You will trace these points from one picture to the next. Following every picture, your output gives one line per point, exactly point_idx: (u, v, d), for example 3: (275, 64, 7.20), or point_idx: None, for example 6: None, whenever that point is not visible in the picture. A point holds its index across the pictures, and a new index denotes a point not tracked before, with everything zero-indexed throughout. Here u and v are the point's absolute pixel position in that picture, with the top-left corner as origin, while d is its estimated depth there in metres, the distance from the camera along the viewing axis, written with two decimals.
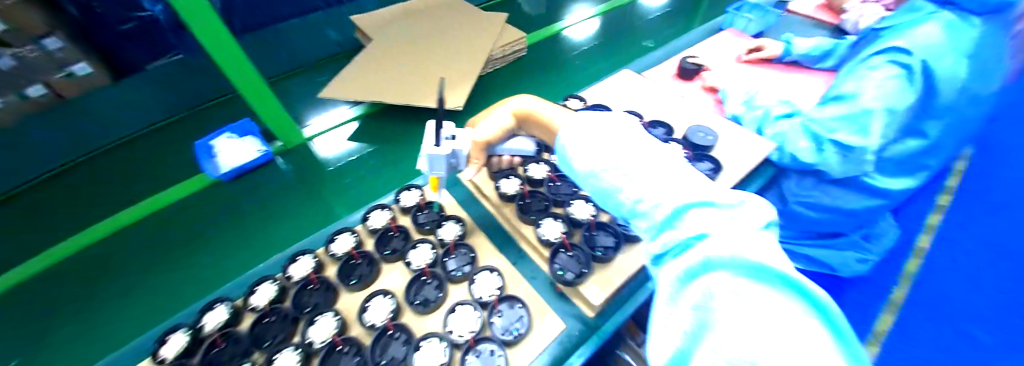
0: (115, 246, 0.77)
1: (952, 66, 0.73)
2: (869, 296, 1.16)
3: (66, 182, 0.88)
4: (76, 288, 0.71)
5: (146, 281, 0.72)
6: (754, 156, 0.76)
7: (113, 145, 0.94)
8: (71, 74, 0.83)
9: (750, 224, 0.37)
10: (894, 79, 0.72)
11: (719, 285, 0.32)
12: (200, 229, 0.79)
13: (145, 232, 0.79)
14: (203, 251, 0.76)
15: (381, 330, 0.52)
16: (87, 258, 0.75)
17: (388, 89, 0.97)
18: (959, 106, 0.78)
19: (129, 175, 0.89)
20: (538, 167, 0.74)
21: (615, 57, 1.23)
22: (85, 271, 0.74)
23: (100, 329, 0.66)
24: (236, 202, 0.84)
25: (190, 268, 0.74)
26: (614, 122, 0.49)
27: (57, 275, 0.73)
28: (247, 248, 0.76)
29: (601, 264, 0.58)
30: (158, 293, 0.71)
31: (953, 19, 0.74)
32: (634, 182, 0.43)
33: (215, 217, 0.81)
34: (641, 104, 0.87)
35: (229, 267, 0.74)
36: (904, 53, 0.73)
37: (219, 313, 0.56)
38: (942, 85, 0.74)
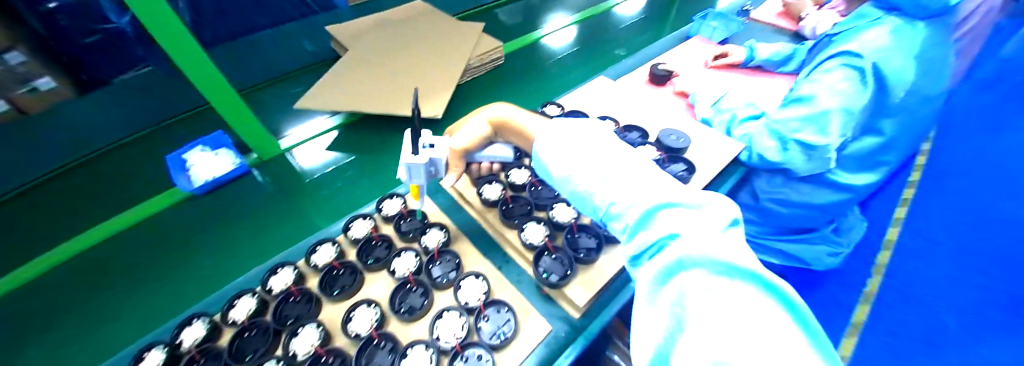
0: (79, 267, 0.73)
1: (900, 67, 0.78)
2: (843, 291, 1.28)
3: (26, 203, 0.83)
4: (37, 313, 0.67)
5: (116, 302, 0.69)
6: (724, 158, 0.80)
7: (76, 162, 0.90)
8: (33, 89, 0.81)
9: (718, 221, 0.39)
10: (847, 81, 0.77)
11: (691, 282, 0.34)
12: (174, 244, 0.77)
13: (111, 250, 0.75)
14: (177, 266, 0.73)
15: (366, 340, 0.52)
16: (48, 281, 0.71)
17: (370, 99, 0.97)
18: (909, 104, 0.84)
19: (95, 192, 0.85)
20: (519, 173, 0.75)
21: (591, 64, 1.27)
22: (47, 295, 0.69)
23: (65, 354, 0.63)
24: (212, 217, 0.81)
25: (164, 286, 0.71)
26: (587, 129, 0.51)
27: (15, 302, 0.69)
28: (224, 261, 0.74)
29: (584, 266, 0.60)
30: (129, 312, 0.68)
31: (899, 24, 0.79)
32: (607, 185, 0.45)
33: (189, 231, 0.79)
34: (616, 110, 0.90)
35: (207, 282, 0.72)
36: (856, 57, 0.79)
37: (196, 329, 0.54)
38: (892, 85, 0.79)
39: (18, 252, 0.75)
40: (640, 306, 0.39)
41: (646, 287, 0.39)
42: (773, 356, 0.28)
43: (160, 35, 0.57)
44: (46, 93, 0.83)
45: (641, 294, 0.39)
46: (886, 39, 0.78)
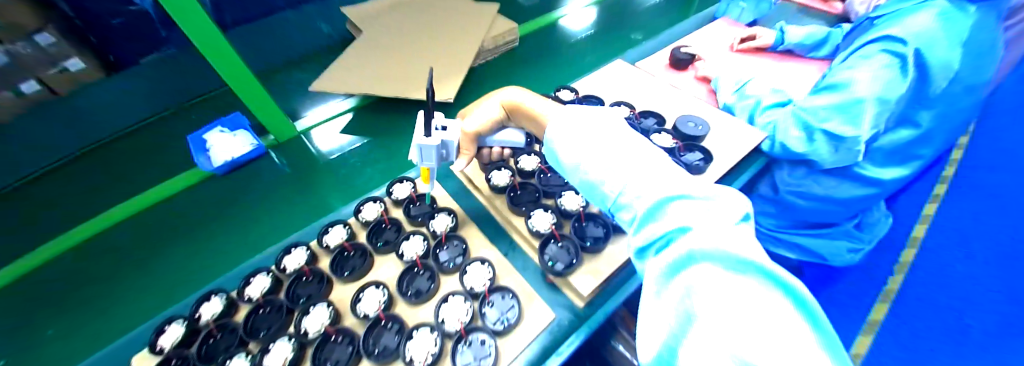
0: (107, 242, 0.77)
1: (945, 54, 0.72)
2: (865, 285, 1.19)
3: (49, 184, 0.86)
4: (69, 285, 0.72)
5: (143, 275, 0.73)
6: (744, 146, 0.76)
7: (100, 143, 0.92)
8: (64, 70, 0.87)
9: (729, 213, 0.38)
10: (886, 70, 0.72)
11: (703, 276, 0.33)
12: (195, 222, 0.80)
13: (138, 226, 0.79)
14: (199, 241, 0.77)
15: (374, 320, 0.54)
16: (78, 257, 0.75)
17: (379, 82, 0.97)
18: (952, 94, 0.78)
19: (117, 174, 0.88)
20: (529, 159, 0.74)
21: (607, 47, 1.22)
22: (82, 267, 0.74)
23: (95, 327, 0.67)
24: (230, 196, 0.84)
25: (183, 264, 0.74)
26: (600, 117, 0.49)
27: (47, 275, 0.73)
28: (242, 242, 0.77)
29: (591, 255, 0.59)
30: (152, 290, 0.71)
31: (947, 8, 0.73)
32: (617, 173, 0.44)
33: (210, 207, 0.82)
34: (632, 95, 0.87)
35: (226, 259, 0.74)
36: (899, 43, 0.72)
37: (214, 305, 0.57)
38: (935, 73, 0.73)
39: (48, 228, 0.79)
40: (646, 300, 0.38)
41: (653, 282, 0.38)
42: (785, 357, 0.26)
43: (185, 22, 0.58)
44: (75, 74, 0.89)
45: (647, 290, 0.39)
46: (930, 23, 0.72)
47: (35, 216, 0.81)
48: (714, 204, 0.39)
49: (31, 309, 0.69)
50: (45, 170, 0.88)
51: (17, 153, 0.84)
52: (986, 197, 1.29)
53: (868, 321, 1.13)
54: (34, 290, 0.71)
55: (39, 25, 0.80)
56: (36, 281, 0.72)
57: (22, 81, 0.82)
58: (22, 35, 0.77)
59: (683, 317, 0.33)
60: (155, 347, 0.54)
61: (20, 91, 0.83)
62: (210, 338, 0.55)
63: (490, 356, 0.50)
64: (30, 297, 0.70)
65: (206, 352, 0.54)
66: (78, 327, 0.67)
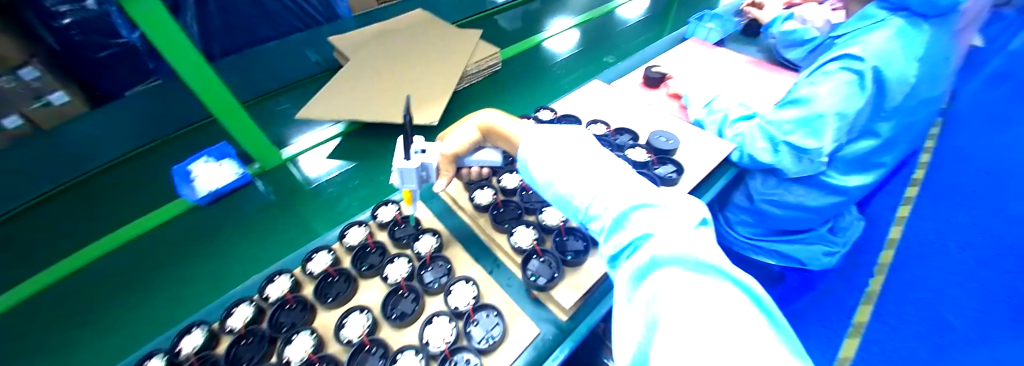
0: (106, 268, 0.77)
1: (901, 69, 0.75)
2: (844, 291, 1.25)
3: (26, 222, 0.84)
4: (61, 314, 0.70)
5: (144, 297, 0.72)
6: (714, 157, 0.80)
7: (73, 182, 0.90)
8: (49, 103, 0.92)
9: (688, 219, 0.40)
10: (845, 86, 0.74)
11: (669, 280, 0.35)
12: (198, 243, 0.80)
13: (137, 250, 0.79)
14: (200, 259, 0.78)
15: (358, 345, 0.53)
16: (77, 285, 0.74)
17: (364, 108, 0.99)
18: (906, 106, 0.82)
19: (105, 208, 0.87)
20: (511, 177, 0.76)
21: (582, 71, 1.26)
22: (80, 294, 0.73)
23: (97, 350, 0.66)
24: (230, 217, 0.85)
25: (177, 289, 0.74)
26: (570, 135, 0.51)
27: (44, 302, 0.72)
28: (245, 259, 0.78)
29: (572, 268, 0.60)
30: (154, 312, 0.71)
31: (903, 25, 0.75)
32: (585, 188, 0.46)
33: (212, 228, 0.83)
34: (608, 113, 0.90)
35: (230, 277, 0.75)
36: (857, 60, 0.75)
37: (195, 337, 0.56)
38: (892, 87, 0.76)
39: (34, 263, 0.78)
40: (619, 308, 0.40)
41: (624, 291, 0.40)
42: (746, 357, 0.28)
43: (173, 56, 0.60)
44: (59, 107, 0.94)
45: (620, 297, 0.40)
46: (888, 40, 0.74)
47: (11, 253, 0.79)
48: (678, 215, 0.41)
49: (23, 342, 0.67)
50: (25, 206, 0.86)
51: (17, 167, 0.85)
52: (945, 210, 1.49)
53: (853, 324, 1.19)
54: (31, 318, 0.70)
55: (24, 60, 0.90)
56: (35, 308, 0.71)
57: (3, 116, 0.85)
58: (7, 68, 0.87)
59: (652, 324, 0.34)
60: None
61: (3, 126, 0.85)
62: None
63: None
64: (27, 326, 0.69)
65: None
66: (79, 352, 0.66)
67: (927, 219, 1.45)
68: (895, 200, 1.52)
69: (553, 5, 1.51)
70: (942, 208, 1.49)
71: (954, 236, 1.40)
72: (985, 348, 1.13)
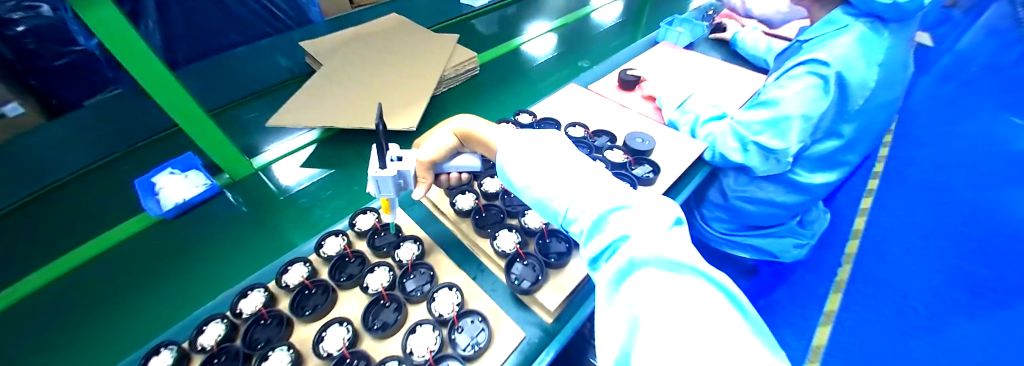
0: (106, 265, 0.75)
1: (863, 74, 0.79)
2: (815, 279, 1.34)
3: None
4: (65, 310, 0.68)
5: (153, 290, 0.71)
6: (688, 156, 0.82)
7: (41, 192, 0.84)
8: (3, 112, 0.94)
9: (662, 220, 0.42)
10: (811, 90, 0.78)
11: (648, 280, 0.36)
12: (203, 237, 0.80)
13: (138, 245, 0.78)
14: (207, 252, 0.77)
15: (338, 359, 0.52)
16: (77, 281, 0.72)
17: (338, 114, 0.96)
18: (867, 109, 0.86)
19: (83, 212, 0.82)
20: (492, 181, 0.76)
21: (559, 75, 1.27)
22: (83, 289, 0.71)
23: (107, 344, 0.64)
24: (232, 213, 0.84)
25: (191, 280, 0.73)
26: (547, 140, 0.51)
27: (42, 299, 0.69)
28: (253, 251, 0.78)
29: (555, 270, 0.60)
30: (165, 303, 0.70)
31: (865, 32, 0.79)
32: (563, 191, 0.46)
33: (216, 222, 0.82)
34: (586, 115, 0.91)
35: (241, 268, 0.75)
36: (823, 65, 0.78)
37: (163, 358, 0.53)
38: (855, 92, 0.80)
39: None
40: (601, 309, 0.41)
41: (606, 291, 0.40)
42: (724, 354, 0.29)
43: (133, 66, 0.57)
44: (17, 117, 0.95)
45: (602, 296, 0.41)
46: (851, 46, 0.78)
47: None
48: (654, 217, 0.42)
49: (26, 343, 0.64)
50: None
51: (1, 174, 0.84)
52: (902, 203, 1.59)
53: (824, 312, 1.25)
54: (32, 315, 0.67)
55: None
56: (31, 307, 0.68)
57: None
58: None
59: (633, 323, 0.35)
60: None
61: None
62: None
63: None
64: (28, 322, 0.66)
65: None
66: (88, 345, 0.64)
67: (886, 211, 1.56)
68: (857, 194, 1.63)
69: (528, 10, 1.52)
70: (897, 200, 1.61)
71: (913, 226, 1.50)
72: (946, 327, 1.22)
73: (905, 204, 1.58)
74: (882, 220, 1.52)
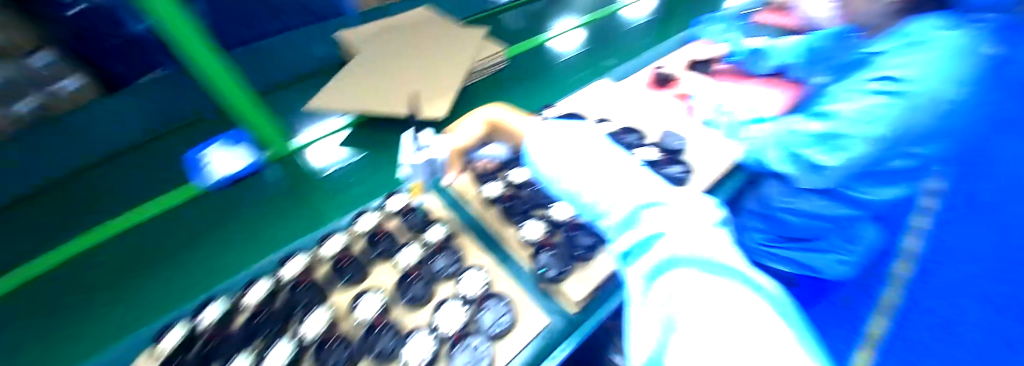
0: (148, 234, 0.80)
1: (937, 95, 0.56)
2: (855, 300, 1.30)
3: (51, 195, 0.85)
4: (111, 273, 0.74)
5: (188, 261, 0.76)
6: (719, 164, 0.83)
7: (85, 166, 0.90)
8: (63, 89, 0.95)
9: (696, 218, 0.42)
10: (877, 109, 0.57)
11: (683, 279, 0.35)
12: (234, 215, 0.83)
13: (178, 218, 0.83)
14: (244, 226, 0.81)
15: (370, 325, 0.55)
16: (121, 247, 0.78)
17: (373, 99, 1.01)
18: (943, 129, 0.63)
19: (124, 187, 0.87)
20: (520, 171, 0.74)
21: (584, 73, 1.25)
22: (127, 255, 0.76)
23: (146, 308, 0.69)
24: (263, 194, 0.88)
25: (223, 251, 0.77)
26: (576, 137, 0.54)
27: (91, 262, 0.75)
28: (280, 229, 0.81)
29: (582, 263, 0.62)
30: (196, 275, 0.74)
31: (950, 41, 0.57)
32: (593, 184, 0.48)
33: (246, 202, 0.86)
34: (613, 111, 0.94)
35: (268, 245, 0.79)
36: (899, 79, 0.57)
37: (213, 311, 0.58)
38: (930, 110, 0.56)
39: (41, 242, 0.77)
40: (636, 308, 0.41)
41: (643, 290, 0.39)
42: (763, 354, 0.28)
43: (188, 49, 0.60)
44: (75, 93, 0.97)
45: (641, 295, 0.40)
46: (935, 63, 0.56)
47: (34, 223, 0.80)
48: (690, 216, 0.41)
49: (74, 301, 0.70)
50: (36, 187, 0.85)
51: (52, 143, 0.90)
52: (963, 223, 1.49)
53: (861, 335, 1.26)
54: (78, 276, 0.73)
55: (34, 46, 0.91)
56: (79, 269, 0.74)
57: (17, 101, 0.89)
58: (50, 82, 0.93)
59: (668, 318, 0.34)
60: (155, 352, 0.55)
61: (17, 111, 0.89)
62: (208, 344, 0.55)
63: (487, 359, 0.52)
64: (73, 283, 0.72)
65: (203, 356, 0.54)
66: (129, 308, 0.69)
67: (943, 231, 1.46)
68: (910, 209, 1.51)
69: (557, 4, 1.50)
70: (954, 218, 1.51)
71: (968, 250, 1.43)
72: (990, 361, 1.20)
73: (964, 225, 1.48)
74: (935, 241, 1.45)
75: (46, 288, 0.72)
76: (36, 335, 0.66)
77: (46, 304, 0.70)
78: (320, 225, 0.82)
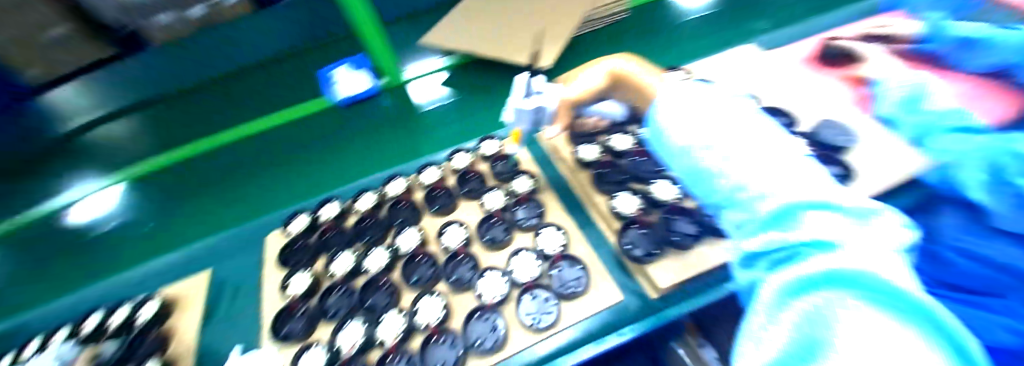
0: (287, 134, 0.94)
1: None
2: None
3: (227, 86, 1.05)
4: (258, 160, 0.91)
5: (309, 165, 0.88)
6: (896, 171, 0.60)
7: (247, 67, 1.08)
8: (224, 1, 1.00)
9: (892, 234, 0.28)
10: None
11: (837, 305, 0.25)
12: (348, 132, 0.93)
13: (307, 125, 0.95)
14: (355, 144, 0.91)
15: (452, 253, 0.60)
16: (267, 140, 0.94)
17: (485, 40, 0.99)
18: None
19: (274, 91, 1.03)
20: (623, 138, 0.70)
21: (726, 32, 1.00)
22: (270, 149, 0.93)
23: (277, 196, 0.84)
24: (372, 117, 0.95)
25: (336, 162, 0.88)
26: (721, 106, 0.42)
27: (246, 147, 0.93)
28: (381, 152, 0.88)
29: (676, 249, 0.56)
30: (313, 178, 0.86)
31: None
32: (746, 164, 0.35)
33: (358, 123, 0.95)
34: (758, 86, 0.76)
35: (371, 164, 0.87)
36: None
37: (332, 209, 0.70)
38: None
39: (220, 123, 0.98)
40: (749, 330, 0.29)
41: (772, 298, 0.28)
42: None
43: None
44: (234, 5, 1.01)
45: (766, 302, 0.28)
46: None
47: (213, 110, 1.01)
48: (885, 228, 0.28)
49: (233, 176, 0.89)
50: (214, 79, 1.06)
51: None
52: None
53: None
54: (236, 157, 0.92)
55: None
56: (237, 151, 0.92)
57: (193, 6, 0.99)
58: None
59: (806, 340, 0.25)
60: (287, 230, 0.69)
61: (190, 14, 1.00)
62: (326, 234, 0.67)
63: (552, 314, 0.53)
64: (233, 163, 0.91)
65: (322, 242, 0.66)
66: (265, 193, 0.85)
67: None
68: None
69: None
70: None
71: None
72: None
73: None
74: None
75: (217, 160, 0.92)
76: (210, 197, 0.86)
77: (217, 172, 0.90)
78: (417, 156, 0.87)
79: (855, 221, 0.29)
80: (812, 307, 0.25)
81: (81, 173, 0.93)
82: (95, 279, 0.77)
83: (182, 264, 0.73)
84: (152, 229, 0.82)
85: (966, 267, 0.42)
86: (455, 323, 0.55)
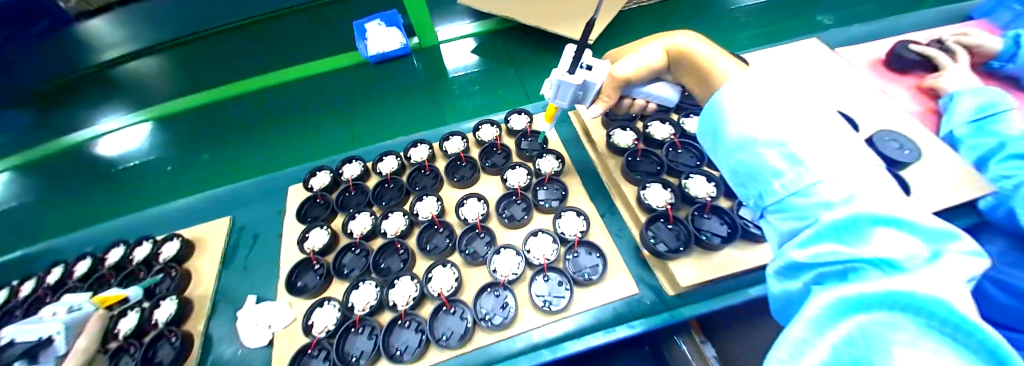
0: (312, 86, 0.93)
1: None
2: None
3: (256, 29, 1.05)
4: (282, 110, 0.91)
5: (332, 121, 0.88)
6: (954, 195, 0.55)
7: (280, 13, 1.07)
8: None
9: (966, 264, 0.25)
10: None
11: (890, 328, 0.23)
12: (373, 91, 0.91)
13: (333, 78, 0.94)
14: (379, 103, 0.89)
15: (470, 226, 0.59)
16: (292, 90, 0.93)
17: (525, 7, 0.95)
18: None
19: (302, 41, 1.01)
20: (661, 127, 0.67)
21: (783, 24, 0.93)
22: (294, 99, 0.92)
23: (299, 148, 0.84)
24: (399, 77, 0.93)
25: (359, 120, 0.87)
26: (803, 94, 0.35)
27: (272, 94, 0.93)
28: (405, 115, 0.87)
29: (703, 249, 0.53)
30: (336, 134, 0.85)
31: None
32: (820, 161, 0.31)
33: (385, 82, 0.93)
34: (817, 81, 0.69)
35: (393, 126, 0.85)
36: None
37: (354, 168, 0.69)
38: None
39: (246, 67, 0.98)
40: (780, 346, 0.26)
41: (816, 319, 0.25)
42: None
43: None
44: None
45: (807, 323, 0.26)
46: None
47: (241, 52, 1.01)
48: (963, 255, 0.25)
49: (257, 123, 0.89)
50: (244, 22, 1.06)
51: None
52: None
53: None
54: (261, 104, 0.92)
55: None
56: (261, 98, 0.92)
57: None
58: None
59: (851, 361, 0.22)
60: (309, 185, 0.69)
61: None
62: (347, 192, 0.67)
63: (564, 298, 0.53)
64: (258, 109, 0.91)
65: (342, 201, 0.67)
66: (287, 144, 0.85)
67: None
68: None
69: None
70: None
71: None
72: None
73: None
74: None
75: (242, 104, 0.92)
76: (234, 142, 0.87)
77: (241, 117, 0.90)
78: (441, 123, 0.85)
79: (925, 243, 0.26)
80: (865, 328, 0.23)
81: (113, 105, 0.94)
82: (129, 210, 0.80)
83: (206, 202, 0.75)
84: (173, 170, 0.84)
85: (1002, 300, 0.41)
86: (465, 295, 0.55)
